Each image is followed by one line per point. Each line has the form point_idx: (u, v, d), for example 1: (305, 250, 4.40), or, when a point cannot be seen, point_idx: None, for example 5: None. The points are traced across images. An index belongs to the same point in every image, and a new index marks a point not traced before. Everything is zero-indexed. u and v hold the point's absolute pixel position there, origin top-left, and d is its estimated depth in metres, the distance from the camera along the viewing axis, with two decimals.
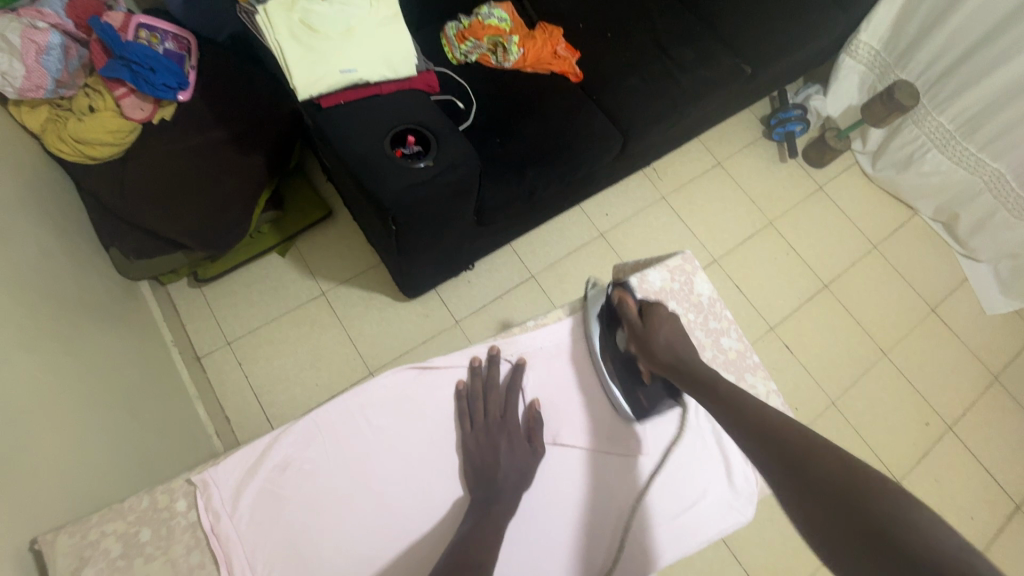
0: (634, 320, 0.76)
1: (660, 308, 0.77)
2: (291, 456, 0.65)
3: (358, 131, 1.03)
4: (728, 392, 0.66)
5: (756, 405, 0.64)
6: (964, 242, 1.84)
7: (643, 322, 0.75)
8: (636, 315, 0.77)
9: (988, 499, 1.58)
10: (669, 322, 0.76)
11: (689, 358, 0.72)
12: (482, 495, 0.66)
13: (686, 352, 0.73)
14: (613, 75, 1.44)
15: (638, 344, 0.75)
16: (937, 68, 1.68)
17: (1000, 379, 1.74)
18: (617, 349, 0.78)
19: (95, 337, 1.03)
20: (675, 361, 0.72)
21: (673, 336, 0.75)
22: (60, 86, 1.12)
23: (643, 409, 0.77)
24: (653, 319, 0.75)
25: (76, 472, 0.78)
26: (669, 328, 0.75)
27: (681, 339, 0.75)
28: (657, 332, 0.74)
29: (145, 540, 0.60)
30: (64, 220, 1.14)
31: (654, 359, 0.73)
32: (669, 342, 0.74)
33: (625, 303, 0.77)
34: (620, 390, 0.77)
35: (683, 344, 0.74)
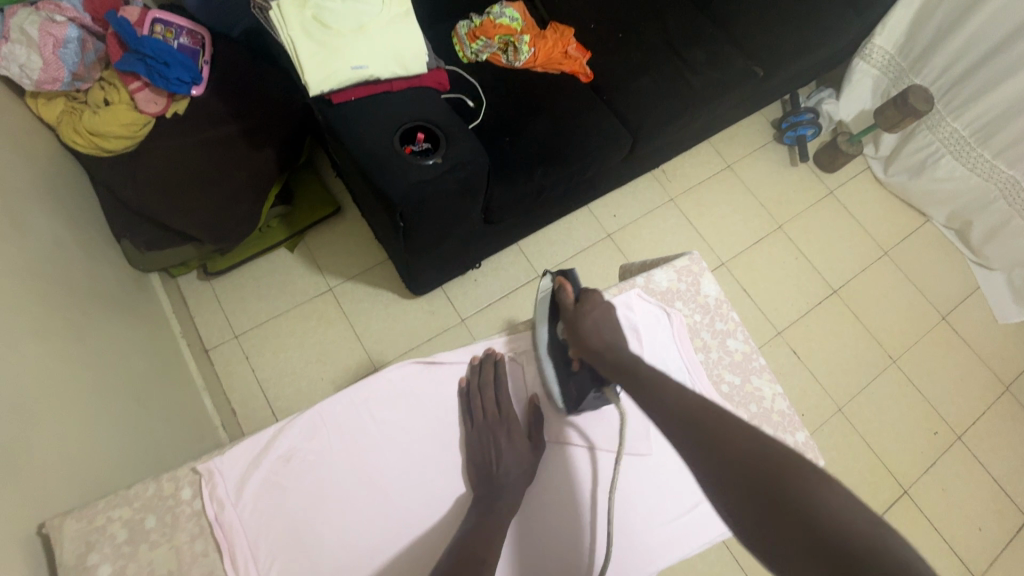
0: (568, 308, 0.73)
1: (596, 293, 0.73)
2: (296, 448, 0.65)
3: (368, 126, 1.03)
4: (643, 377, 0.62)
5: (675, 388, 0.60)
6: (977, 249, 1.82)
7: (574, 310, 0.72)
8: (572, 302, 0.74)
9: (997, 511, 1.56)
10: (604, 306, 0.72)
11: (619, 341, 0.68)
12: (484, 492, 0.65)
13: (616, 335, 0.69)
14: (623, 75, 1.44)
15: (569, 332, 0.71)
16: (952, 73, 1.66)
17: (1011, 389, 1.72)
18: (556, 339, 0.75)
19: (105, 327, 1.04)
20: (602, 346, 0.68)
21: (607, 321, 0.71)
22: (76, 78, 1.14)
23: (574, 398, 0.73)
24: (587, 305, 0.71)
25: (85, 458, 0.79)
26: (602, 313, 0.71)
27: (613, 322, 0.71)
28: (586, 317, 0.70)
29: (151, 527, 0.61)
30: (77, 211, 1.16)
31: (581, 346, 0.69)
32: (599, 327, 0.70)
33: (563, 291, 0.74)
34: (556, 379, 0.74)
35: (615, 328, 0.70)
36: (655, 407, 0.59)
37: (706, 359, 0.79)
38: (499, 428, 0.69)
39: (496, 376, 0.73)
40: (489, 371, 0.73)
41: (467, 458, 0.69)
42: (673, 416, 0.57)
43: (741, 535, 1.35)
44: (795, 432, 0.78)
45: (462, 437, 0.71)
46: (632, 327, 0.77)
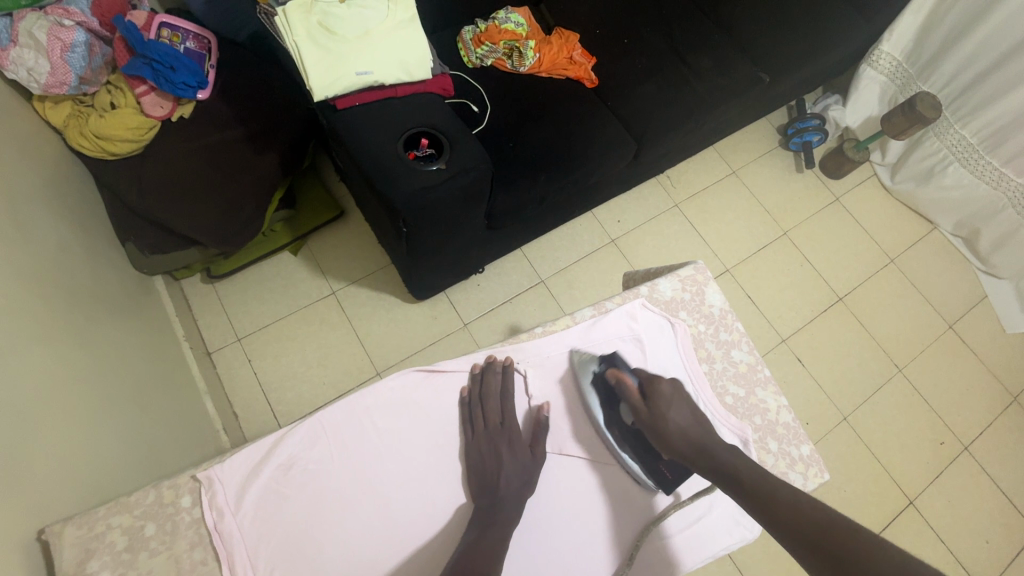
0: (636, 402, 0.69)
1: (659, 383, 0.69)
2: (295, 455, 0.65)
3: (372, 132, 1.03)
4: (759, 485, 0.59)
5: (796, 500, 0.56)
6: (985, 258, 1.80)
7: (647, 405, 0.68)
8: (637, 393, 0.70)
9: (1004, 523, 1.54)
10: (676, 395, 0.69)
11: (705, 437, 0.66)
12: (486, 504, 0.64)
13: (703, 428, 0.67)
14: (628, 81, 1.44)
15: (649, 429, 0.68)
16: (961, 80, 1.65)
17: (1019, 400, 1.70)
18: (624, 426, 0.72)
19: (108, 331, 1.04)
20: (691, 446, 0.65)
21: (686, 415, 0.68)
22: (83, 82, 1.15)
23: (668, 481, 0.70)
24: (659, 400, 0.68)
25: (85, 463, 0.78)
26: (677, 406, 0.68)
27: (695, 414, 0.68)
28: (666, 413, 0.67)
29: (150, 534, 0.60)
30: (82, 214, 1.16)
31: (670, 447, 0.66)
32: (683, 421, 0.67)
33: (624, 385, 0.70)
34: (641, 464, 0.71)
35: (697, 420, 0.68)
36: (776, 520, 0.55)
37: (710, 370, 0.78)
38: (504, 441, 0.68)
39: (500, 387, 0.71)
40: (492, 381, 0.71)
41: (470, 469, 0.68)
42: (796, 532, 0.54)
43: (744, 545, 1.34)
44: (800, 445, 0.77)
45: (464, 447, 0.70)
46: (635, 337, 0.77)
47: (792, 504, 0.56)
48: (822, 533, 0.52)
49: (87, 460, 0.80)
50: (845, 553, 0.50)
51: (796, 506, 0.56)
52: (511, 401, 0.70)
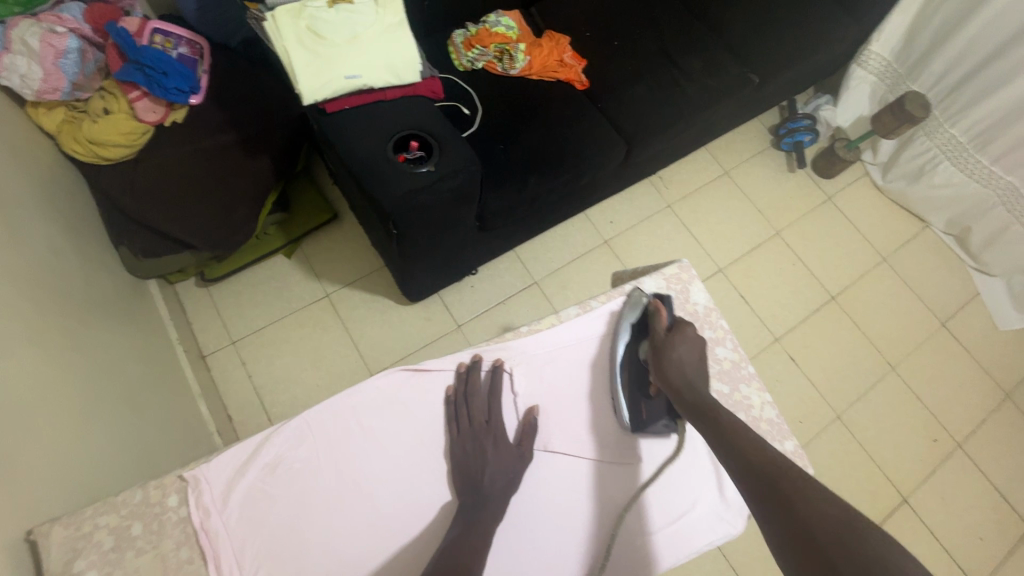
0: (660, 333, 0.72)
1: (688, 327, 0.72)
2: (282, 455, 0.65)
3: (361, 136, 1.04)
4: (728, 427, 0.62)
5: (759, 446, 0.59)
6: (977, 255, 1.81)
7: (667, 337, 0.71)
8: (666, 328, 0.73)
9: (999, 520, 1.54)
10: (695, 343, 0.72)
11: (698, 382, 0.69)
12: (470, 502, 0.65)
13: (699, 379, 0.69)
14: (618, 83, 1.45)
15: (655, 359, 0.71)
16: (949, 79, 1.66)
17: (1012, 397, 1.71)
18: (637, 358, 0.75)
19: (101, 335, 1.05)
20: (686, 382, 0.68)
21: (693, 359, 0.71)
22: (75, 88, 1.16)
23: (640, 421, 0.73)
24: (679, 337, 0.71)
25: (76, 465, 0.79)
26: (690, 349, 0.71)
27: (699, 364, 0.71)
28: (677, 349, 0.70)
29: (137, 534, 0.61)
30: (76, 219, 1.17)
31: (665, 377, 0.69)
32: (688, 363, 0.70)
33: (659, 315, 0.73)
34: (627, 398, 0.73)
35: (699, 367, 0.71)
36: (737, 455, 0.59)
37: None
38: (489, 439, 0.68)
39: (487, 385, 0.71)
40: (478, 380, 0.71)
41: (454, 467, 0.68)
42: (750, 468, 0.58)
43: (738, 543, 1.35)
44: (784, 441, 0.78)
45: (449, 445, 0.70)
46: None
47: (754, 447, 0.59)
48: (771, 475, 0.56)
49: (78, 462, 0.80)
50: (786, 492, 0.54)
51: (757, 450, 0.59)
52: (497, 400, 0.70)
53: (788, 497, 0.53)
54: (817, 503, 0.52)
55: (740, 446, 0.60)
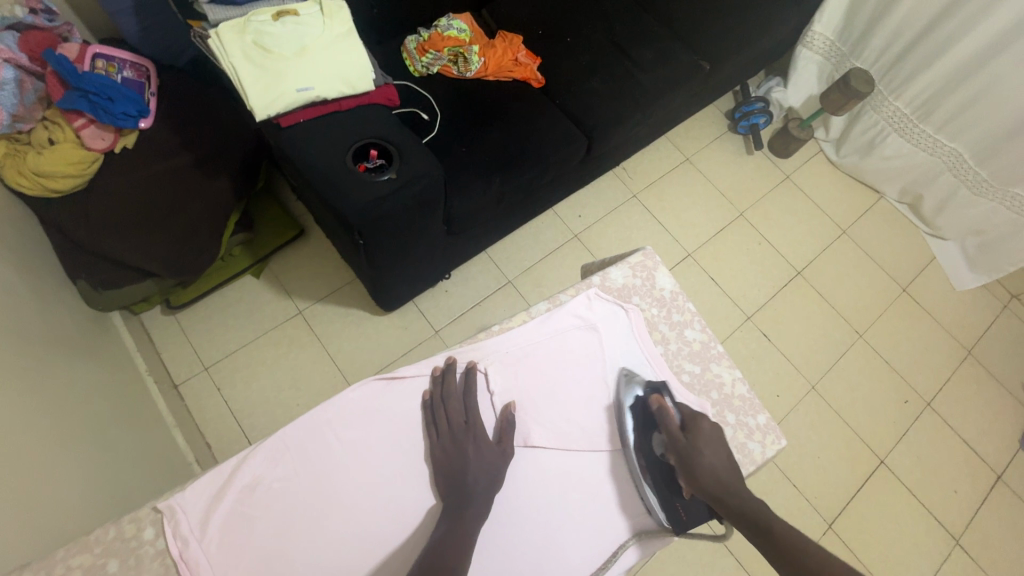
0: (674, 430, 0.67)
1: (701, 420, 0.68)
2: (260, 475, 0.64)
3: (319, 148, 1.03)
4: (797, 551, 0.56)
5: (797, 540, 0.57)
6: (930, 221, 1.88)
7: (686, 437, 0.67)
8: (677, 425, 0.68)
9: (970, 472, 1.61)
10: (715, 436, 0.68)
11: (734, 486, 0.64)
12: (453, 500, 0.65)
13: (732, 476, 0.65)
14: (574, 79, 1.46)
15: (679, 460, 0.66)
16: (890, 54, 1.72)
17: (974, 353, 1.78)
18: (652, 454, 0.70)
19: (63, 372, 1.01)
20: (719, 487, 0.64)
21: (721, 457, 0.66)
22: (16, 120, 1.11)
23: (682, 522, 0.67)
24: (698, 435, 0.67)
25: (45, 507, 0.77)
26: (715, 448, 0.67)
27: (727, 460, 0.67)
28: (703, 451, 0.66)
29: (113, 571, 0.59)
30: (27, 255, 1.13)
31: (697, 484, 0.64)
32: (716, 462, 0.65)
33: (664, 409, 0.69)
34: (658, 497, 0.69)
35: (730, 466, 0.67)
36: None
37: (666, 351, 0.81)
38: (469, 442, 0.68)
39: (465, 386, 0.71)
40: (453, 381, 0.71)
41: (436, 472, 0.68)
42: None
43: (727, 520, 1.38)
44: (756, 415, 0.80)
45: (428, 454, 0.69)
46: (590, 324, 0.78)
47: (804, 550, 0.56)
48: None
49: (47, 504, 0.78)
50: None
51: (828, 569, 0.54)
52: (474, 399, 0.70)
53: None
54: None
55: (816, 572, 0.54)
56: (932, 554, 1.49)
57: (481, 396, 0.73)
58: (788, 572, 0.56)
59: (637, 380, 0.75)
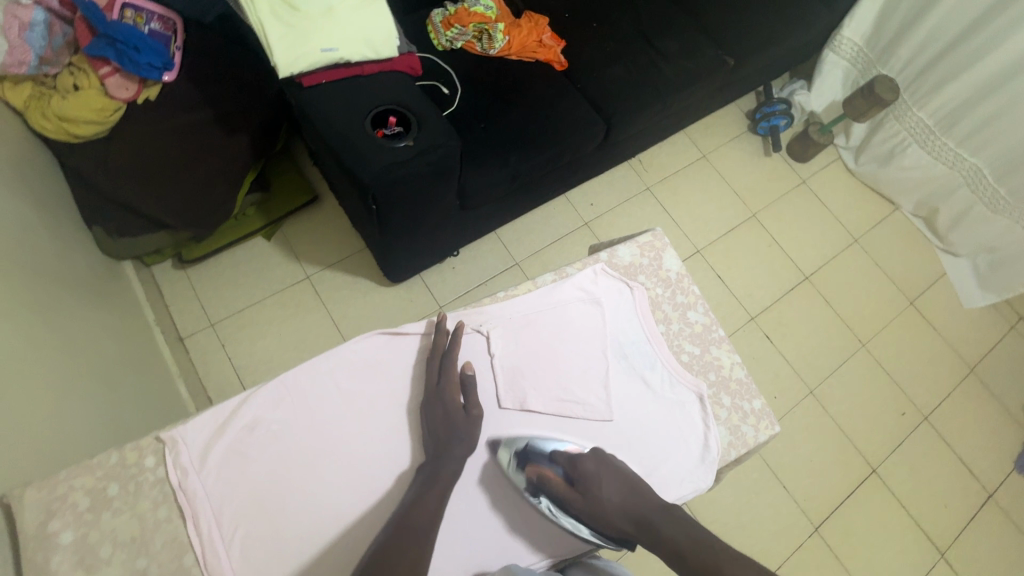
0: (565, 493, 0.66)
1: (582, 462, 0.68)
2: (260, 416, 0.66)
3: (338, 111, 1.04)
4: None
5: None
6: (944, 236, 1.86)
7: (575, 491, 0.66)
8: (566, 484, 0.67)
9: (961, 489, 1.61)
10: (606, 471, 0.67)
11: (642, 508, 0.65)
12: (429, 461, 0.67)
13: (637, 501, 0.65)
14: (597, 64, 1.46)
15: (586, 515, 0.65)
16: (917, 63, 1.71)
17: (976, 371, 1.77)
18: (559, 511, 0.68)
19: (74, 311, 1.03)
20: (630, 520, 0.64)
21: (619, 486, 0.66)
22: (43, 63, 1.13)
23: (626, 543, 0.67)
24: (587, 482, 0.66)
25: (59, 437, 0.79)
26: (608, 484, 0.66)
27: (626, 482, 0.66)
28: (601, 494, 0.65)
29: (113, 495, 0.61)
30: (45, 195, 1.15)
31: (610, 527, 0.65)
32: (619, 494, 0.66)
33: (550, 478, 0.67)
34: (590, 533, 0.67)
35: (631, 488, 0.66)
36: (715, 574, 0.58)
37: (667, 330, 0.81)
38: (442, 411, 0.69)
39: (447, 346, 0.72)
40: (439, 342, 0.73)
41: (420, 431, 0.70)
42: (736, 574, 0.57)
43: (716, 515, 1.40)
44: (753, 399, 0.80)
45: (412, 420, 0.71)
46: (593, 299, 0.79)
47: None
48: None
49: (62, 434, 0.80)
50: None
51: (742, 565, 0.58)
52: (451, 359, 0.71)
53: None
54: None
55: None
56: (916, 565, 1.49)
57: (462, 360, 0.74)
58: None
59: (507, 443, 0.71)
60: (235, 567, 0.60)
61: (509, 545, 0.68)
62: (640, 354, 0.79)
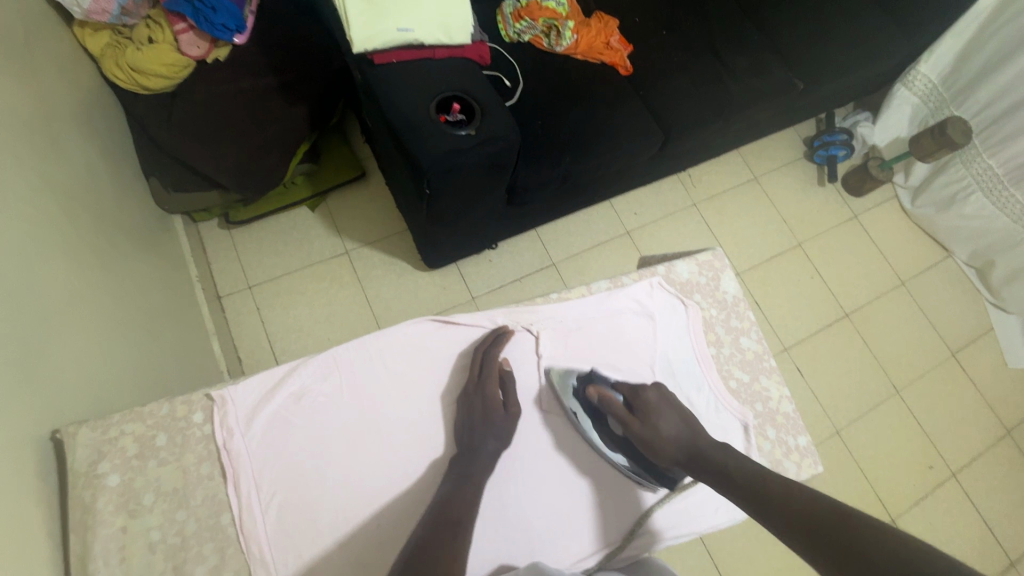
0: (625, 416, 0.73)
1: (648, 392, 0.74)
2: (306, 386, 0.71)
3: (407, 92, 1.04)
4: (752, 479, 0.62)
5: (763, 477, 0.62)
6: (996, 290, 1.80)
7: (639, 420, 0.72)
8: (626, 409, 0.74)
9: (984, 552, 1.55)
10: (664, 407, 0.73)
11: (698, 443, 0.70)
12: (463, 451, 0.70)
13: (688, 432, 0.71)
14: (662, 72, 1.43)
15: (642, 441, 0.72)
16: (994, 109, 1.65)
17: (1013, 434, 1.71)
18: (613, 433, 0.76)
19: (129, 259, 1.06)
20: (683, 453, 0.70)
21: (676, 423, 0.72)
22: (123, 13, 1.15)
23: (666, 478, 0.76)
24: (648, 411, 0.73)
25: (113, 379, 0.82)
26: (665, 418, 0.72)
27: (683, 420, 0.72)
28: (659, 425, 0.72)
29: (161, 444, 0.66)
30: (112, 145, 1.18)
31: (664, 455, 0.70)
32: (674, 431, 0.71)
33: (611, 401, 0.74)
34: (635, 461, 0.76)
35: (687, 425, 0.72)
36: (762, 513, 0.59)
37: (717, 353, 0.84)
38: (481, 407, 0.72)
39: (489, 343, 0.76)
40: (490, 340, 0.77)
41: (455, 422, 0.74)
42: (790, 523, 0.56)
43: (723, 543, 1.37)
44: (797, 435, 0.83)
45: (448, 407, 0.75)
46: (646, 312, 0.83)
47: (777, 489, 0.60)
48: (801, 512, 0.56)
49: (121, 378, 0.84)
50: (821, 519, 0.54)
51: (810, 503, 0.56)
52: (495, 356, 0.75)
53: (850, 544, 0.50)
54: (880, 538, 0.49)
55: (769, 483, 0.61)
56: None
57: (504, 355, 0.78)
58: (757, 508, 0.60)
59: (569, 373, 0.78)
60: (269, 531, 0.64)
61: (538, 546, 0.73)
62: (688, 374, 0.82)
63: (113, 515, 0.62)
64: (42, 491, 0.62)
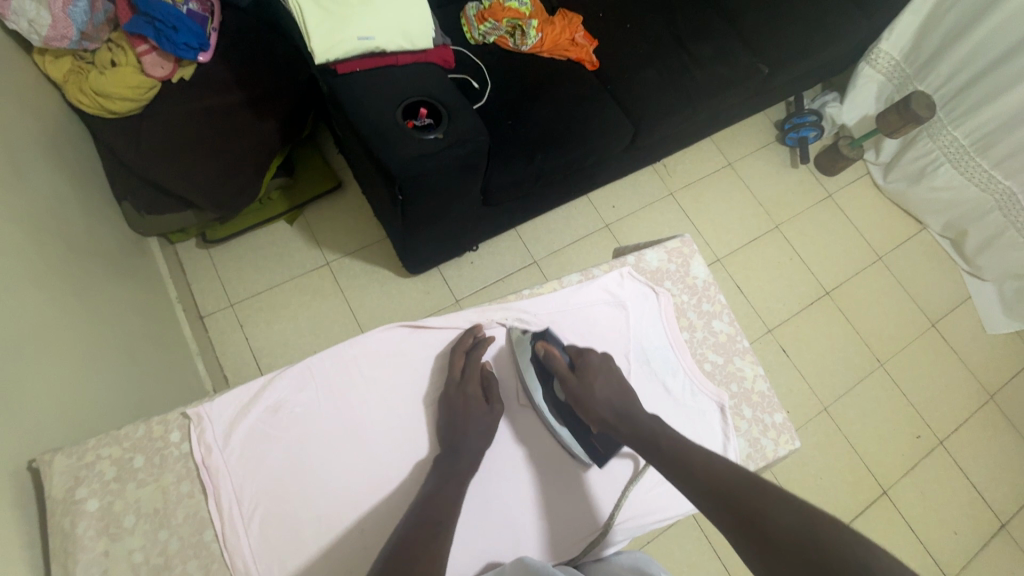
0: (565, 371, 0.75)
1: (589, 354, 0.78)
2: (283, 398, 0.72)
3: (371, 100, 1.04)
4: (673, 451, 0.66)
5: (689, 450, 0.66)
6: (970, 259, 1.83)
7: (576, 376, 0.75)
8: (567, 364, 0.76)
9: (974, 516, 1.58)
10: (604, 370, 0.76)
11: (628, 406, 0.73)
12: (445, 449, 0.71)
13: (622, 396, 0.74)
14: (629, 65, 1.45)
15: (574, 399, 0.75)
16: (955, 83, 1.69)
17: (996, 399, 1.74)
18: (557, 398, 0.79)
19: (103, 284, 1.05)
20: (614, 413, 0.72)
21: (612, 383, 0.75)
22: (82, 39, 1.14)
23: (598, 455, 0.77)
24: (588, 370, 0.75)
25: (92, 404, 0.82)
26: (604, 378, 0.76)
27: (623, 386, 0.75)
28: (594, 384, 0.74)
29: (139, 466, 0.66)
30: (80, 170, 1.18)
31: (592, 413, 0.73)
32: (607, 391, 0.74)
33: (555, 356, 0.77)
34: (574, 435, 0.78)
35: (622, 389, 0.75)
36: (685, 480, 0.63)
37: (691, 338, 0.85)
38: (462, 404, 0.73)
39: (469, 345, 0.78)
40: (467, 340, 0.78)
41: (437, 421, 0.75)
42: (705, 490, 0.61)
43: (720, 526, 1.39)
44: (773, 413, 0.84)
45: (429, 408, 0.77)
46: (618, 303, 0.84)
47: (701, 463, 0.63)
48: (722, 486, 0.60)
49: (99, 403, 0.84)
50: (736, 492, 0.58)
51: (731, 474, 0.61)
52: (474, 355, 0.77)
53: (759, 516, 0.54)
54: (788, 512, 0.53)
55: (691, 454, 0.65)
56: None
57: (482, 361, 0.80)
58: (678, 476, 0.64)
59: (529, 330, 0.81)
60: (253, 545, 0.65)
61: (521, 541, 0.74)
62: (662, 360, 0.83)
63: (94, 539, 0.62)
64: (21, 520, 0.61)
